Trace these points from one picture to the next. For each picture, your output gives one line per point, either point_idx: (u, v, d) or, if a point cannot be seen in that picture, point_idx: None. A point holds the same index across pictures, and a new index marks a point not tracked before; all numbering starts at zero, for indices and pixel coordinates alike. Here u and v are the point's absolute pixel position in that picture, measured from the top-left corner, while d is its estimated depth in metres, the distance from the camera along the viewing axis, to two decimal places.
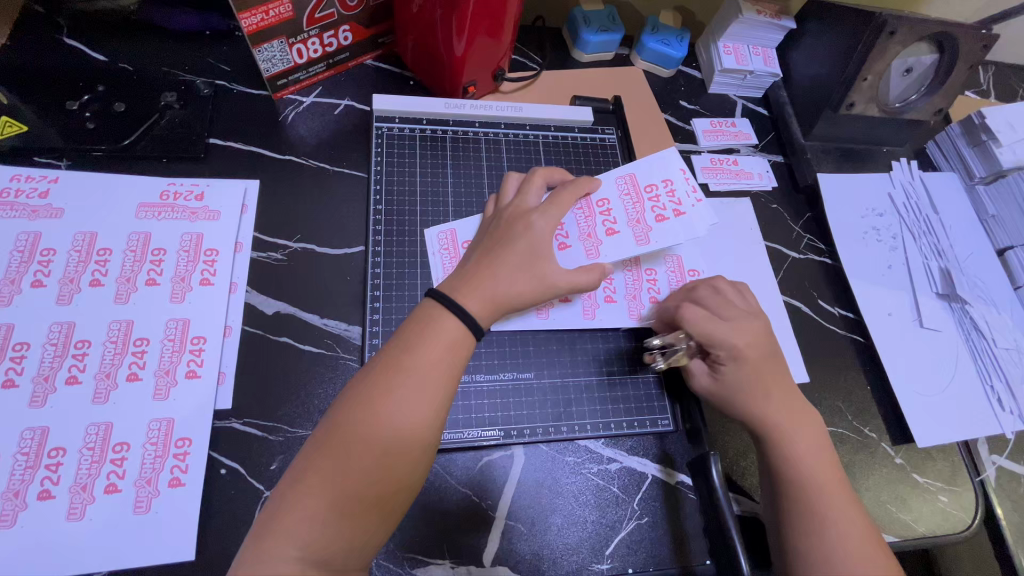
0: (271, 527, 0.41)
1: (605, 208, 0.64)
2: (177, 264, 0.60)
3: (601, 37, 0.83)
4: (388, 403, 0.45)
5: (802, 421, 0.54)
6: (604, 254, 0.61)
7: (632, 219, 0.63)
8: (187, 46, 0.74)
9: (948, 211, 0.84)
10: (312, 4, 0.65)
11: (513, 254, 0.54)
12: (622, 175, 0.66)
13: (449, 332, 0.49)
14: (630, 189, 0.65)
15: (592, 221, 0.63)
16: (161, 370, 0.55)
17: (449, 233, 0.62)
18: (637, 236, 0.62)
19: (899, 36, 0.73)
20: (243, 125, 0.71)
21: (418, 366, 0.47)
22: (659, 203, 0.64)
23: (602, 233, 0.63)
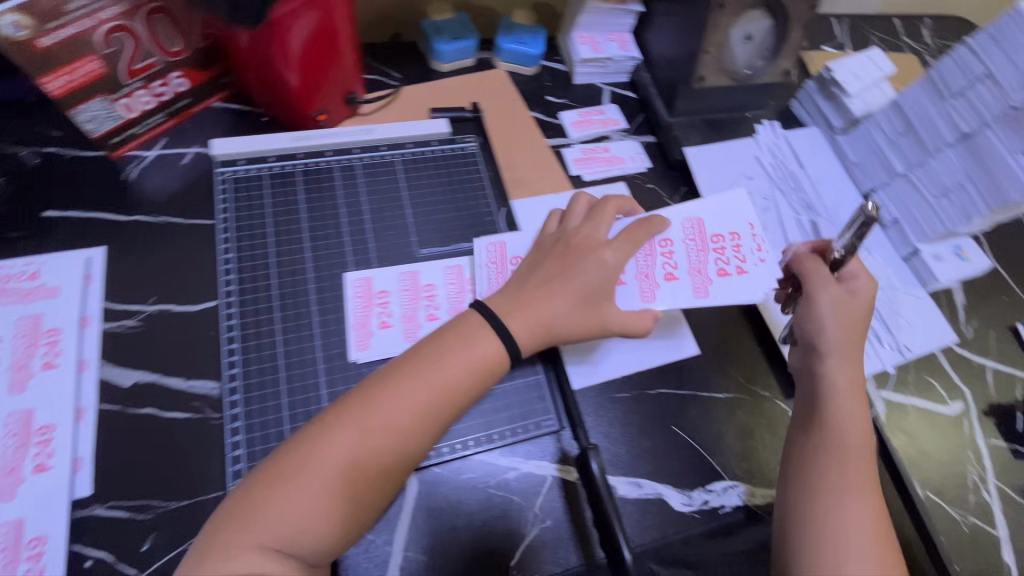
0: (282, 470, 0.46)
1: (668, 250, 0.65)
2: (15, 352, 0.57)
3: (455, 45, 0.83)
4: (414, 399, 0.50)
5: (853, 392, 0.58)
6: (660, 300, 0.62)
7: (695, 268, 0.63)
8: (11, 116, 0.70)
9: (813, 164, 0.87)
10: (127, 54, 0.62)
11: (576, 285, 0.58)
12: (691, 218, 0.67)
13: (483, 349, 0.54)
14: (696, 233, 0.66)
15: (652, 261, 0.64)
16: (5, 469, 0.52)
17: (364, 281, 0.62)
18: (696, 288, 0.62)
19: (728, 8, 0.75)
20: (81, 192, 0.67)
21: (447, 375, 0.52)
22: (723, 255, 0.65)
23: (711, 271, 0.64)
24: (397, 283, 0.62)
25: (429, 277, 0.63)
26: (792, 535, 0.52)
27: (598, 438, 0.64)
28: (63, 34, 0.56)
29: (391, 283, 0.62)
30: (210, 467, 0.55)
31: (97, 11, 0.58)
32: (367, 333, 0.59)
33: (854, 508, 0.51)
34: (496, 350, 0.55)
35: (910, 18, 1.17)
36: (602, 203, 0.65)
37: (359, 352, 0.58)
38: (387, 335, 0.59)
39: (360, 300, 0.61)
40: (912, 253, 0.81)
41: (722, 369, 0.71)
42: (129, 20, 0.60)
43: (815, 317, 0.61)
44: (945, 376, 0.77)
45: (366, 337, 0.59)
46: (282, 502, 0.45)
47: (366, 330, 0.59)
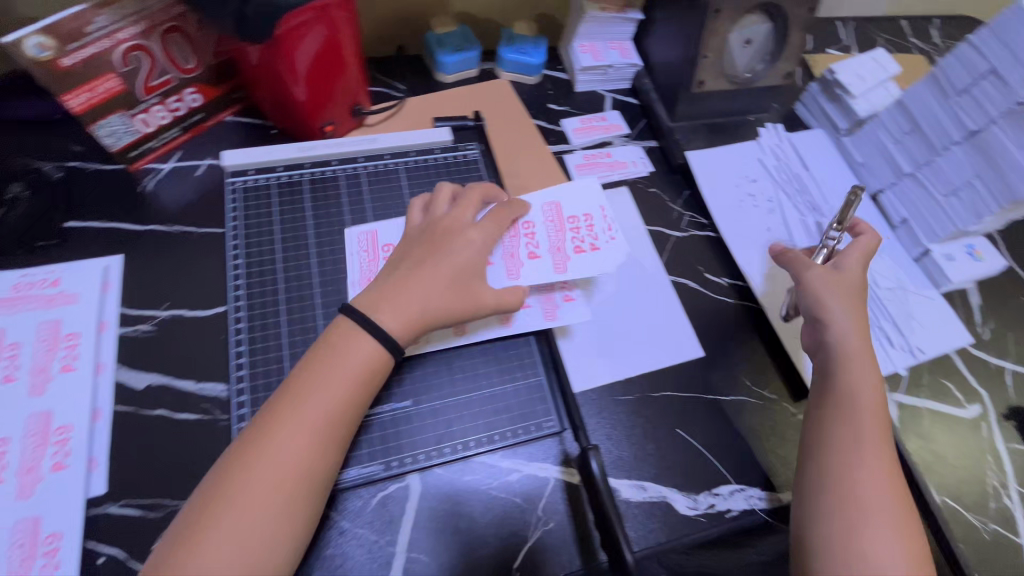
0: (194, 532, 0.45)
1: (529, 232, 0.67)
2: (35, 355, 0.58)
3: (458, 57, 0.85)
4: (309, 424, 0.50)
5: (863, 358, 0.60)
6: (522, 279, 0.63)
7: (555, 247, 0.66)
8: (37, 132, 0.73)
9: (818, 166, 0.87)
10: (143, 73, 0.65)
11: (445, 267, 0.58)
12: (548, 202, 0.69)
13: (359, 355, 0.53)
14: (554, 216, 0.68)
15: (514, 241, 0.66)
16: (24, 468, 0.53)
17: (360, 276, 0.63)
18: (557, 265, 0.64)
19: (725, 13, 0.76)
20: (101, 203, 0.70)
21: (322, 392, 0.51)
22: (583, 234, 0.67)
23: (569, 249, 0.66)
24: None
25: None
26: (809, 512, 0.53)
27: (599, 438, 0.64)
28: (82, 54, 0.59)
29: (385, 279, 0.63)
30: None
31: (116, 32, 0.60)
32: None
33: (868, 482, 0.52)
34: (374, 353, 0.54)
35: (916, 19, 1.16)
36: (468, 192, 0.66)
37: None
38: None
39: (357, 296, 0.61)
40: (924, 253, 0.80)
41: (726, 371, 0.71)
42: (146, 40, 0.63)
43: (815, 294, 0.64)
44: (960, 378, 0.75)
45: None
46: (203, 573, 0.43)
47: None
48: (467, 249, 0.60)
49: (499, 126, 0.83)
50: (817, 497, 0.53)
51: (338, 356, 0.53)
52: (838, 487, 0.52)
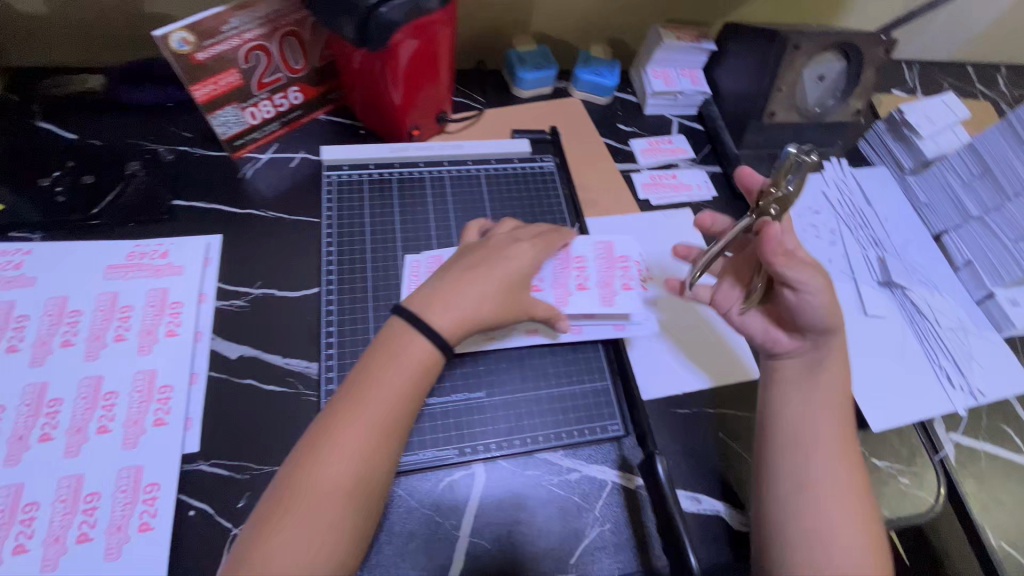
0: (265, 533, 0.45)
1: (581, 267, 0.69)
2: (143, 319, 0.63)
3: (537, 74, 0.89)
4: (366, 424, 0.49)
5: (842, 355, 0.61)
6: (570, 305, 0.66)
7: (604, 282, 0.69)
8: (153, 118, 0.80)
9: (881, 203, 0.88)
10: (260, 70, 0.71)
11: (498, 275, 0.59)
12: (601, 240, 0.72)
13: (415, 355, 0.53)
14: (605, 254, 0.71)
15: (565, 275, 0.68)
16: (129, 421, 0.58)
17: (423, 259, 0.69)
18: (605, 297, 0.67)
19: (803, 49, 0.79)
20: (206, 186, 0.76)
21: (382, 391, 0.51)
22: (629, 272, 0.70)
23: (618, 286, 0.69)
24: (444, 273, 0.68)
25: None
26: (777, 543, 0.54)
27: (667, 454, 0.64)
28: (214, 50, 0.65)
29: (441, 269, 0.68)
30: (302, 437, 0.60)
31: (244, 33, 0.66)
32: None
33: (831, 488, 0.54)
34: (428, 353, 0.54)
35: (984, 66, 1.17)
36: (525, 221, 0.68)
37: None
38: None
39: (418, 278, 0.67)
40: (987, 296, 0.80)
41: None
42: (268, 41, 0.69)
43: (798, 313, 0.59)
44: (1019, 424, 0.75)
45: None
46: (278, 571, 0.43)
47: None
48: (519, 257, 0.62)
49: (572, 142, 0.87)
50: (777, 483, 0.56)
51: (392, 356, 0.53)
52: (798, 477, 0.55)
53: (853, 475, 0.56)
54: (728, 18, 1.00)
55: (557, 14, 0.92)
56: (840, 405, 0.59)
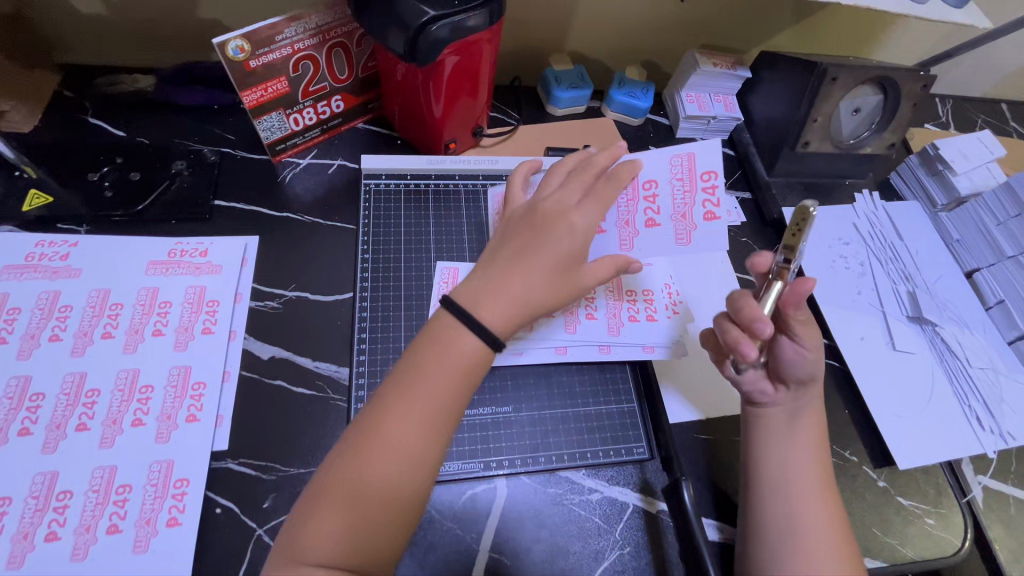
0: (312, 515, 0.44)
1: (652, 193, 0.71)
2: (181, 315, 0.65)
3: (571, 93, 0.90)
4: (418, 417, 0.47)
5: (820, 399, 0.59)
6: (637, 245, 0.71)
7: (678, 211, 0.70)
8: (198, 119, 0.82)
9: (913, 237, 0.87)
10: (307, 79, 0.73)
11: (549, 259, 0.53)
12: (682, 154, 0.70)
13: (466, 352, 0.49)
14: (684, 173, 0.70)
15: (633, 207, 0.71)
16: (163, 415, 0.59)
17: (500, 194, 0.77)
18: (680, 234, 0.69)
19: (841, 81, 0.80)
20: (246, 188, 0.77)
21: (432, 386, 0.48)
22: (713, 197, 0.69)
23: (697, 215, 0.69)
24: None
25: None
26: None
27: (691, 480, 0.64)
28: (266, 58, 0.67)
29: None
30: (330, 440, 0.61)
31: (296, 43, 0.68)
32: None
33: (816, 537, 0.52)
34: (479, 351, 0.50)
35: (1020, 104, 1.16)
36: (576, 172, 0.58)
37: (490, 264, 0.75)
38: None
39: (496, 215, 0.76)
40: (1019, 337, 0.79)
41: None
42: (317, 51, 0.71)
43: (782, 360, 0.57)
44: None
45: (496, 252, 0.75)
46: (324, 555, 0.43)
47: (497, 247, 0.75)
48: (578, 229, 0.54)
49: None
50: (765, 529, 0.54)
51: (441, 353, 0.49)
52: (781, 522, 0.53)
53: (834, 519, 0.53)
54: (763, 46, 1.01)
55: (594, 35, 0.93)
56: (816, 447, 0.57)
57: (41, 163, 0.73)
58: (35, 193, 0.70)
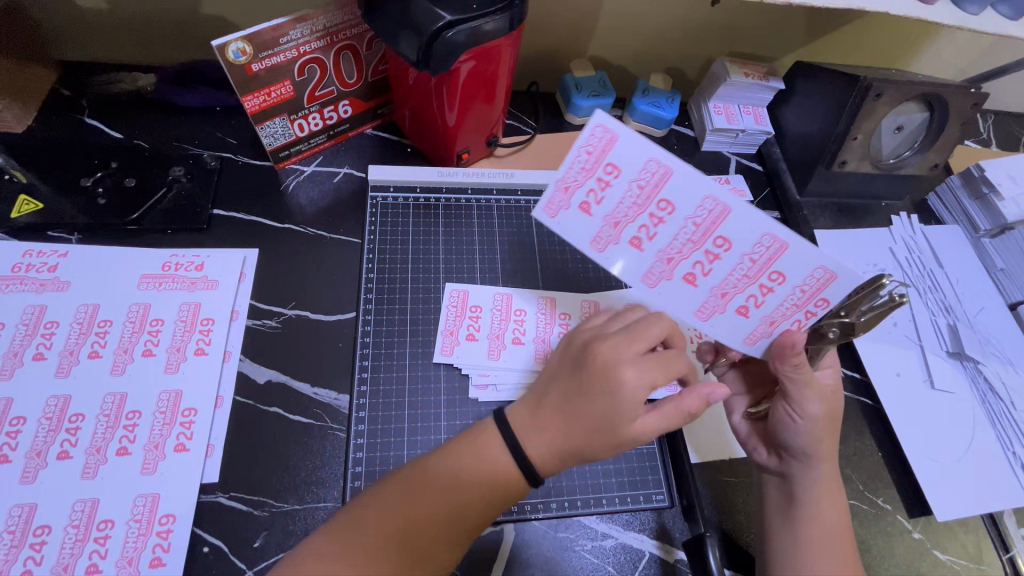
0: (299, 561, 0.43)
1: (716, 253, 0.48)
2: (173, 334, 0.61)
3: (592, 102, 0.85)
4: (429, 498, 0.46)
5: (831, 495, 0.53)
6: (658, 290, 0.51)
7: (773, 316, 0.51)
8: (199, 122, 0.78)
9: (953, 265, 0.82)
10: (312, 83, 0.69)
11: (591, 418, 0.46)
12: (828, 271, 0.47)
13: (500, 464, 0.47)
14: (760, 259, 0.48)
15: (689, 250, 0.49)
16: (150, 444, 0.55)
17: (608, 132, 0.45)
18: (751, 335, 0.53)
19: (885, 98, 0.74)
20: (246, 196, 0.74)
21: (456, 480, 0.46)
22: (810, 323, 0.51)
23: (734, 302, 0.51)
24: (638, 173, 0.46)
25: (672, 192, 0.46)
26: None
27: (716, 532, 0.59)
28: (268, 62, 0.63)
29: (635, 168, 0.46)
30: (326, 474, 0.57)
31: (301, 46, 0.64)
32: (614, 234, 0.50)
33: None
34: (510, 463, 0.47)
35: None
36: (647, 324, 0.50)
37: (542, 212, 0.50)
38: (574, 219, 0.50)
39: (587, 154, 0.47)
40: None
41: (837, 469, 0.66)
42: (323, 54, 0.66)
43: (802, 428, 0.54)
44: None
45: (560, 203, 0.49)
46: None
47: (565, 198, 0.49)
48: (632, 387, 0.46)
49: None
50: None
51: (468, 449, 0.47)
52: None
53: None
54: (796, 56, 0.95)
55: (617, 41, 0.88)
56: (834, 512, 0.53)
57: (33, 167, 0.70)
58: (24, 198, 0.67)
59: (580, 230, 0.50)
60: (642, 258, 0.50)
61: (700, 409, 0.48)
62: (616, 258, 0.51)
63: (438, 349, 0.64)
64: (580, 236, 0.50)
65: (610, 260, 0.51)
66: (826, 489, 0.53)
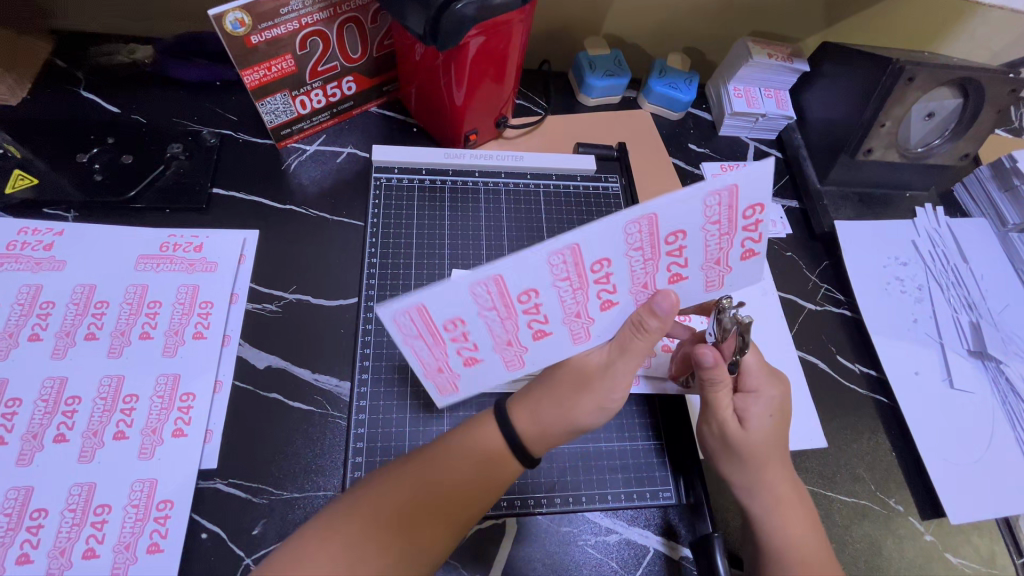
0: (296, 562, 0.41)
1: (605, 273, 0.44)
2: (171, 317, 0.60)
3: (607, 82, 0.82)
4: (427, 498, 0.45)
5: (795, 505, 0.50)
6: (594, 334, 0.48)
7: (712, 258, 0.46)
8: (198, 98, 0.76)
9: (979, 259, 0.79)
10: (315, 57, 0.66)
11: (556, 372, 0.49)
12: (720, 190, 0.43)
13: (490, 452, 0.47)
14: (646, 240, 0.43)
15: (582, 295, 0.45)
16: (147, 429, 0.54)
17: (410, 310, 0.42)
18: (709, 283, 0.48)
19: (918, 83, 0.71)
20: (247, 175, 0.71)
21: (449, 479, 0.46)
22: (755, 233, 0.46)
23: (661, 281, 0.46)
24: (472, 304, 0.43)
25: (521, 283, 0.43)
26: None
27: (724, 532, 0.58)
28: (270, 34, 0.60)
29: (464, 307, 0.43)
30: (326, 463, 0.56)
31: (304, 17, 0.61)
32: (515, 351, 0.47)
33: None
34: (502, 451, 0.48)
35: None
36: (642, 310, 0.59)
37: (441, 397, 0.50)
38: (475, 372, 0.48)
39: (422, 340, 0.44)
40: None
41: (849, 468, 0.64)
42: (327, 26, 0.63)
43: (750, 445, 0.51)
44: None
45: (450, 382, 0.48)
46: None
47: (448, 374, 0.48)
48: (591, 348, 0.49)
49: (641, 162, 0.80)
50: None
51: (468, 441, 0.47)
52: None
53: None
54: (822, 36, 0.91)
55: (634, 17, 0.84)
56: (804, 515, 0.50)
57: (28, 142, 0.68)
58: (19, 174, 0.65)
59: (491, 370, 0.48)
60: (558, 335, 0.47)
61: (656, 325, 0.45)
62: (540, 355, 0.48)
63: None
64: (495, 375, 0.48)
65: (538, 361, 0.48)
66: (787, 500, 0.50)
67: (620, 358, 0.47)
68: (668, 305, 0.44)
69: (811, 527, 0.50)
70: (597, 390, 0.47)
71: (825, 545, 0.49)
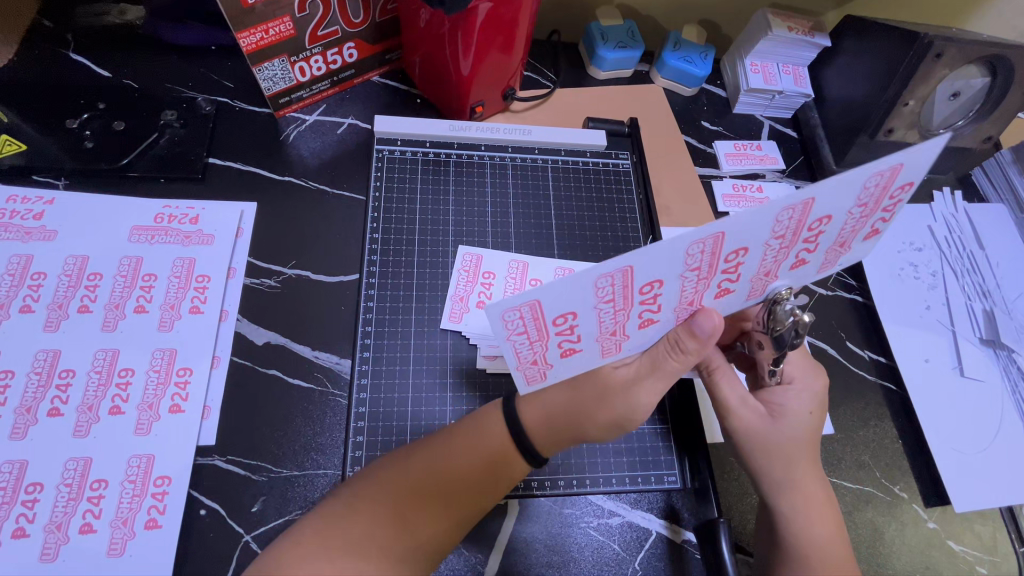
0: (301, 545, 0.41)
1: (735, 263, 0.39)
2: (167, 290, 0.58)
3: (619, 54, 0.78)
4: (425, 492, 0.44)
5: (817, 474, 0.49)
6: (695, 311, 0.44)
7: (840, 240, 0.42)
8: (192, 62, 0.72)
9: (996, 247, 0.77)
10: (314, 21, 0.62)
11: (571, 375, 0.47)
12: (890, 167, 0.36)
13: (489, 444, 0.46)
14: (792, 229, 0.37)
15: (703, 285, 0.40)
16: (144, 404, 0.53)
17: (521, 307, 0.35)
18: (824, 263, 0.44)
19: (945, 59, 0.68)
20: (243, 144, 0.69)
21: (445, 471, 0.45)
22: (892, 212, 0.41)
23: (783, 267, 0.42)
24: (590, 297, 0.36)
25: (647, 276, 0.36)
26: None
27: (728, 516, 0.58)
28: None
29: (582, 299, 0.36)
30: (325, 443, 0.55)
31: None
32: (617, 339, 0.42)
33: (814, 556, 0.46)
34: (505, 443, 0.46)
35: None
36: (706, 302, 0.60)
37: (525, 387, 0.43)
38: (570, 363, 0.42)
39: (524, 336, 0.38)
40: None
41: (854, 455, 0.64)
42: None
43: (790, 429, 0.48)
44: None
45: (539, 373, 0.42)
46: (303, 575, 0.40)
47: (541, 366, 0.41)
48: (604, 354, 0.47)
49: (652, 139, 0.77)
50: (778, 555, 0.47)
51: (472, 437, 0.46)
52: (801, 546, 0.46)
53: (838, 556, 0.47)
54: (844, 11, 0.87)
55: None
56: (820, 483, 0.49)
57: (15, 106, 0.65)
58: (6, 140, 0.63)
59: (588, 359, 0.42)
60: (662, 321, 0.43)
61: (692, 346, 0.43)
62: (635, 340, 0.43)
63: (447, 318, 0.61)
64: (585, 362, 0.43)
65: (631, 344, 0.44)
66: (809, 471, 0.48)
67: (649, 375, 0.45)
68: (709, 327, 0.42)
69: (832, 515, 0.48)
70: (618, 408, 0.45)
71: (839, 523, 0.48)
